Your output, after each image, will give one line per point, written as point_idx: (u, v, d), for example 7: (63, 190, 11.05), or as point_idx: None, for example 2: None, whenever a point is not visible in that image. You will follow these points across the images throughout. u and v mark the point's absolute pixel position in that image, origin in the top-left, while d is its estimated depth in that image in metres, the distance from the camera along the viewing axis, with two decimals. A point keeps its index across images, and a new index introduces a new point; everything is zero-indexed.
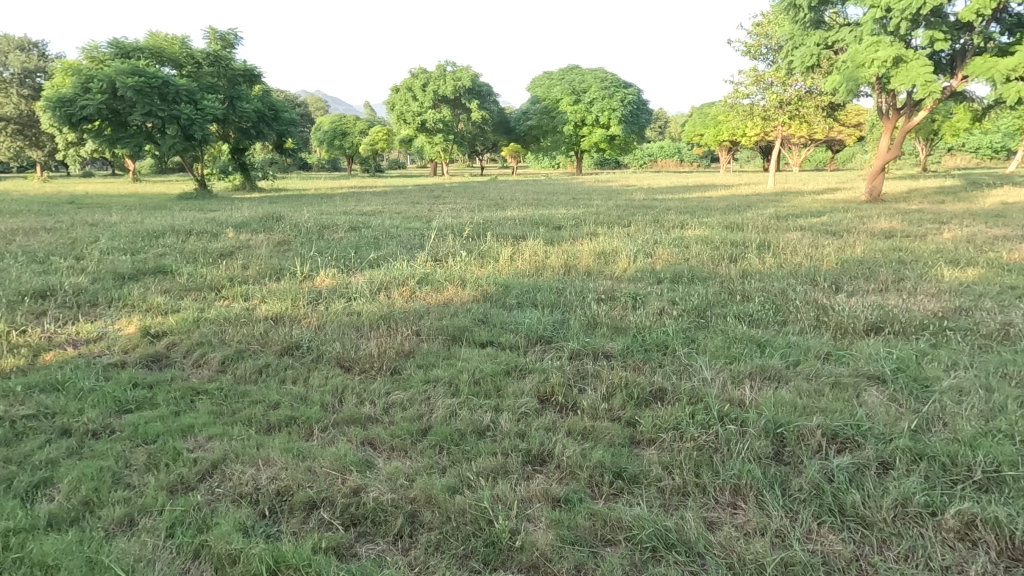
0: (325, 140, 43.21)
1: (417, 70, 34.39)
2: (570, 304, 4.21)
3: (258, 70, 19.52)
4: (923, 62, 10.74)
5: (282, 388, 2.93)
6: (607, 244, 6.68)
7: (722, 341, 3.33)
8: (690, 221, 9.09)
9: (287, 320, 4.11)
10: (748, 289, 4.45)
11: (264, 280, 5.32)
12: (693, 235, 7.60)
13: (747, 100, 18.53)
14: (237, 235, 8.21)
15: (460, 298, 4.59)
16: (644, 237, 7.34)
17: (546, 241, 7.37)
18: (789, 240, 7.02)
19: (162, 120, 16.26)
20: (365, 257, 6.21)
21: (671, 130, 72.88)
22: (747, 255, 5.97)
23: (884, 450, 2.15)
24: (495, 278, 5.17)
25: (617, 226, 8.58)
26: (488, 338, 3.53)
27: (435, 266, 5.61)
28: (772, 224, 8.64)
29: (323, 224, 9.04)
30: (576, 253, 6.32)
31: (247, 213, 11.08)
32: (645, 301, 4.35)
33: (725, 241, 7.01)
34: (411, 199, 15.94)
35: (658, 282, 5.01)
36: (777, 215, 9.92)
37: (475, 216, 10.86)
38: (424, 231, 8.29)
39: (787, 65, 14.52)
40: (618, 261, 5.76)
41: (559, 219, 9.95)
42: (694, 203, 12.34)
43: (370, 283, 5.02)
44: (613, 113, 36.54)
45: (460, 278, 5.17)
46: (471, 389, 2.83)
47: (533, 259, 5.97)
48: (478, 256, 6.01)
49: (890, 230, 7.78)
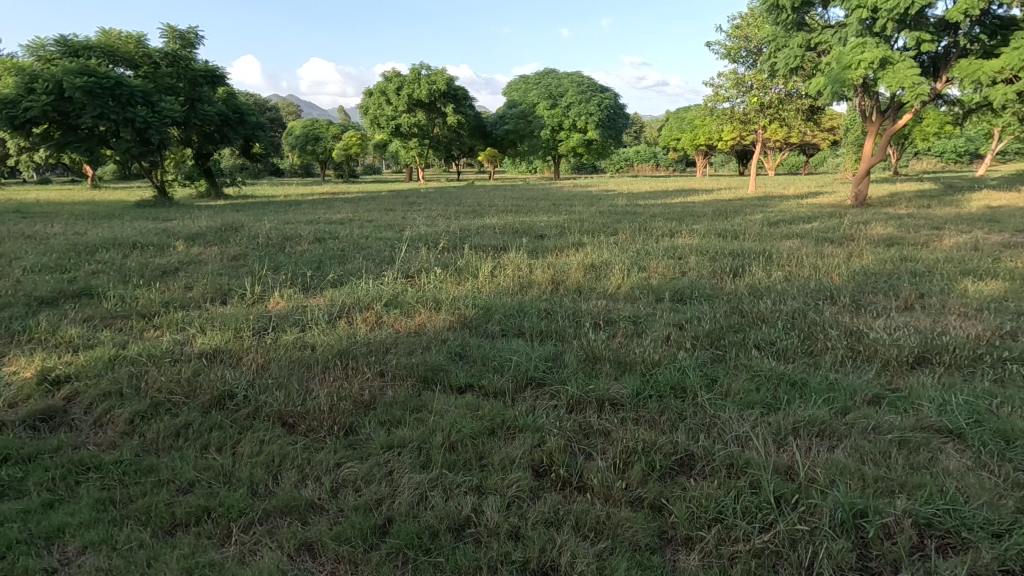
0: (297, 145, 42.08)
1: (390, 73, 33.64)
2: (563, 332, 3.62)
3: (219, 71, 18.59)
4: (910, 64, 10.45)
5: (199, 460, 2.25)
6: (597, 255, 6.11)
7: (750, 382, 2.77)
8: (679, 229, 8.62)
9: (225, 356, 3.41)
10: (763, 309, 3.93)
11: (207, 304, 4.60)
12: (687, 244, 7.09)
13: (727, 104, 18.20)
14: (188, 248, 7.42)
15: (435, 325, 3.96)
16: (634, 248, 6.81)
17: (529, 253, 6.79)
18: (788, 249, 6.57)
19: (115, 123, 15.25)
20: (328, 274, 5.53)
21: (647, 134, 73.29)
22: (749, 267, 5.47)
23: (1005, 552, 1.60)
24: (474, 299, 4.55)
25: (604, 235, 8.05)
26: (468, 381, 2.91)
27: (406, 284, 4.97)
28: (765, 231, 8.23)
29: (286, 235, 8.31)
30: (564, 266, 5.75)
31: (205, 223, 10.27)
32: (648, 326, 3.78)
33: (722, 251, 6.51)
34: (384, 206, 15.27)
35: (658, 301, 4.45)
36: (768, 221, 9.53)
37: (452, 224, 10.24)
38: (396, 242, 7.64)
39: (769, 67, 14.25)
40: (611, 275, 5.20)
41: (540, 226, 9.41)
42: (680, 209, 11.93)
43: (331, 308, 4.36)
44: (590, 117, 36.31)
45: (434, 298, 4.54)
46: (446, 459, 2.21)
47: (516, 275, 5.37)
48: (455, 272, 5.40)
49: (889, 237, 7.40)
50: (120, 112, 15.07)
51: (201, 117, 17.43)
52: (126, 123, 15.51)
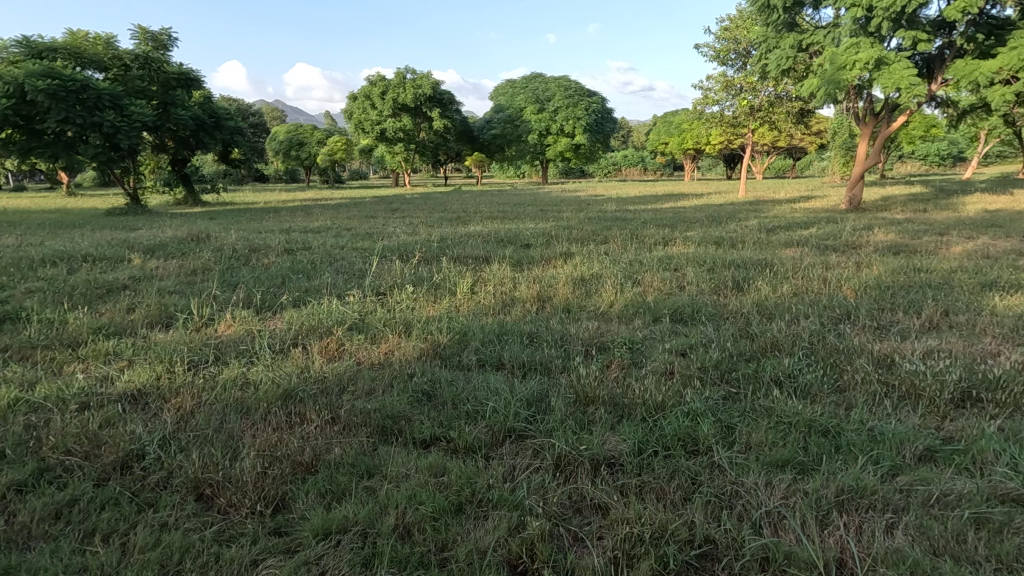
0: (280, 151, 41.33)
1: (375, 77, 33.09)
2: (550, 364, 3.12)
3: (194, 73, 17.93)
4: (906, 65, 10.16)
5: (74, 557, 1.71)
6: (587, 267, 5.63)
7: (774, 432, 2.29)
8: (672, 237, 8.18)
9: (150, 399, 2.86)
10: (777, 333, 3.46)
11: (146, 328, 4.04)
12: (682, 254, 6.64)
13: (717, 107, 17.89)
14: (144, 262, 6.83)
15: (403, 355, 3.44)
16: (626, 258, 6.37)
17: (514, 265, 6.30)
18: (790, 259, 6.14)
19: (82, 127, 14.56)
20: (291, 292, 4.99)
21: (635, 139, 73.38)
22: (752, 280, 5.02)
23: None
24: (451, 320, 4.05)
25: (594, 244, 7.61)
26: (434, 431, 2.41)
27: (376, 303, 4.46)
28: (762, 238, 7.83)
29: (254, 247, 7.74)
30: (551, 280, 5.26)
31: (170, 233, 9.63)
32: (648, 354, 3.29)
33: (720, 261, 6.08)
34: (366, 213, 14.77)
35: (656, 321, 3.98)
36: (763, 228, 9.13)
37: (434, 232, 9.72)
38: (373, 253, 7.12)
39: (760, 69, 13.93)
40: (603, 291, 4.72)
41: (527, 234, 8.94)
42: (672, 215, 11.51)
43: (285, 334, 3.82)
44: (578, 122, 36.01)
45: (405, 320, 4.04)
46: (398, 553, 1.70)
47: (499, 291, 4.87)
48: (430, 288, 4.89)
49: (893, 244, 7.01)
50: (87, 116, 14.39)
51: (175, 121, 16.78)
52: (94, 127, 14.83)
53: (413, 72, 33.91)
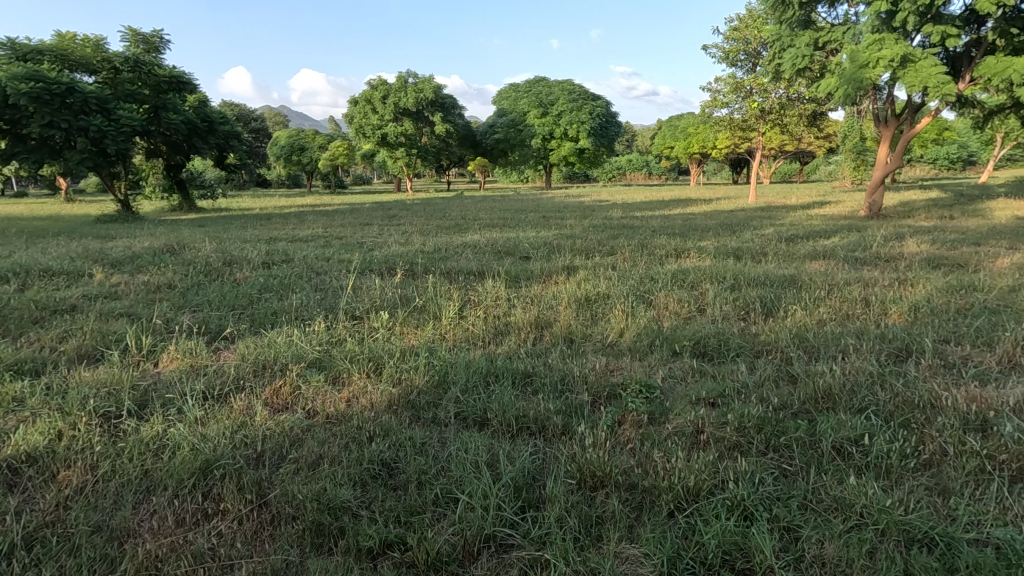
0: (281, 156, 40.96)
1: (376, 82, 32.60)
2: (545, 421, 2.48)
3: (186, 76, 17.42)
4: (933, 62, 9.51)
5: None
6: (592, 285, 4.99)
7: (857, 544, 1.64)
8: (685, 248, 7.53)
9: (31, 472, 2.22)
10: (828, 375, 2.81)
11: (73, 364, 3.43)
12: (697, 269, 6.00)
13: (726, 110, 17.25)
14: (108, 277, 6.24)
15: (367, 405, 2.80)
16: (635, 274, 5.73)
17: (511, 282, 5.66)
18: (820, 275, 5.47)
19: (67, 132, 14.06)
20: (255, 318, 4.38)
21: (640, 143, 72.87)
22: (783, 303, 4.35)
23: None
24: (431, 353, 3.42)
25: (599, 256, 6.98)
26: (387, 535, 1.78)
27: (348, 332, 3.84)
28: (783, 250, 7.19)
29: (230, 259, 7.14)
30: (552, 301, 4.62)
31: (148, 242, 9.05)
32: (670, 405, 2.64)
33: (743, 276, 5.42)
34: (362, 220, 14.24)
35: (677, 357, 3.35)
36: (782, 237, 8.47)
37: (428, 242, 9.11)
38: (358, 267, 6.53)
39: (773, 68, 13.29)
40: (612, 316, 4.07)
41: (527, 244, 8.33)
42: (682, 223, 10.86)
43: (232, 373, 3.19)
44: (582, 126, 35.45)
45: (377, 353, 3.41)
46: None
47: (492, 315, 4.23)
48: (412, 312, 4.26)
49: (931, 256, 6.33)
50: (72, 119, 13.88)
51: (166, 126, 16.30)
52: (80, 131, 14.31)
53: (415, 76, 33.41)
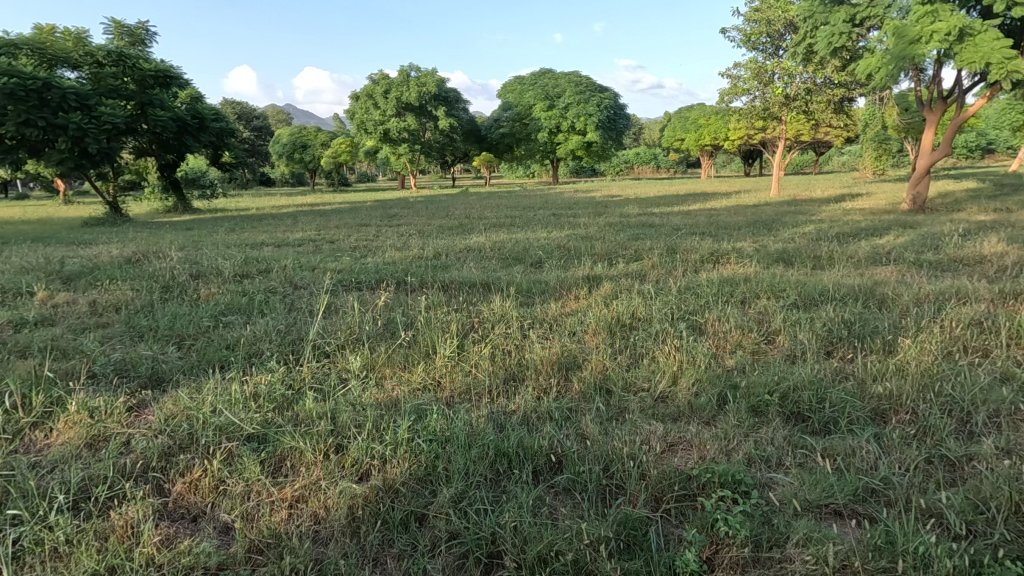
0: (283, 154, 40.17)
1: (377, 76, 31.61)
2: (590, 566, 1.55)
3: (174, 69, 16.52)
4: (995, 36, 8.44)
5: None
6: (623, 305, 4.03)
7: None
8: (720, 250, 6.56)
9: None
10: (1017, 467, 1.86)
11: None
12: (743, 280, 5.05)
13: (746, 97, 16.19)
14: (49, 296, 5.31)
15: (318, 520, 1.88)
16: (670, 289, 4.78)
17: (523, 298, 4.72)
18: (900, 285, 4.49)
19: (46, 131, 13.21)
20: (202, 360, 3.47)
21: (647, 136, 71.61)
22: (876, 328, 3.39)
23: None
24: (417, 418, 2.50)
25: (623, 263, 6.03)
26: None
27: (310, 385, 2.92)
28: (836, 252, 6.22)
29: (199, 270, 6.22)
30: (575, 331, 3.69)
31: (117, 250, 8.14)
32: (780, 526, 1.71)
33: (804, 288, 4.45)
34: (360, 220, 13.39)
35: (759, 423, 2.41)
36: (827, 236, 7.48)
37: (427, 246, 8.20)
38: (344, 282, 5.62)
39: (803, 49, 12.22)
40: (657, 353, 3.13)
41: (538, 247, 7.40)
42: (707, 220, 9.89)
43: (136, 452, 2.28)
44: (589, 118, 34.38)
45: (343, 419, 2.48)
46: None
47: (502, 350, 3.29)
48: (398, 348, 3.32)
49: (1018, 258, 5.35)
50: (51, 117, 12.99)
51: (153, 123, 15.41)
52: (60, 130, 13.45)
53: (417, 70, 32.46)
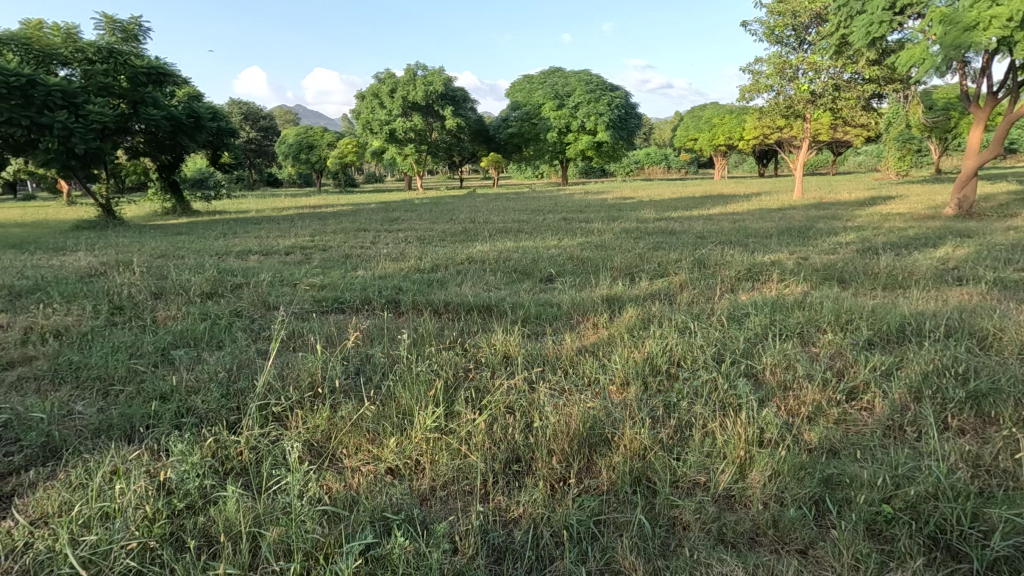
0: (289, 154, 39.67)
1: (383, 75, 30.94)
2: None
3: (169, 66, 15.88)
4: None
5: None
6: (656, 343, 3.24)
7: None
8: (757, 265, 5.76)
9: None
10: None
11: None
12: (794, 305, 4.23)
13: (769, 94, 15.31)
14: None
15: None
16: (707, 318, 3.98)
17: (531, 329, 3.95)
18: (994, 315, 3.66)
19: (30, 130, 12.58)
20: (120, 420, 2.72)
21: (658, 136, 70.88)
22: (1000, 386, 2.57)
23: None
24: (376, 544, 1.72)
25: (646, 281, 5.24)
26: None
27: (242, 477, 2.16)
28: (893, 267, 5.40)
29: (163, 286, 5.48)
30: (598, 382, 2.90)
31: (87, 259, 7.44)
32: None
33: (876, 318, 3.63)
34: (359, 224, 12.69)
35: (884, 561, 1.61)
36: (875, 248, 6.62)
37: (427, 255, 7.46)
38: (324, 305, 4.88)
39: (835, 41, 11.33)
40: (709, 421, 2.35)
41: (549, 258, 6.63)
42: (732, 226, 9.07)
43: None
44: (600, 118, 33.55)
45: (269, 543, 1.70)
46: None
47: (504, 414, 2.52)
48: (369, 408, 2.56)
49: None
50: (35, 116, 12.38)
51: (145, 121, 14.76)
52: (45, 129, 12.83)
53: (424, 69, 31.78)
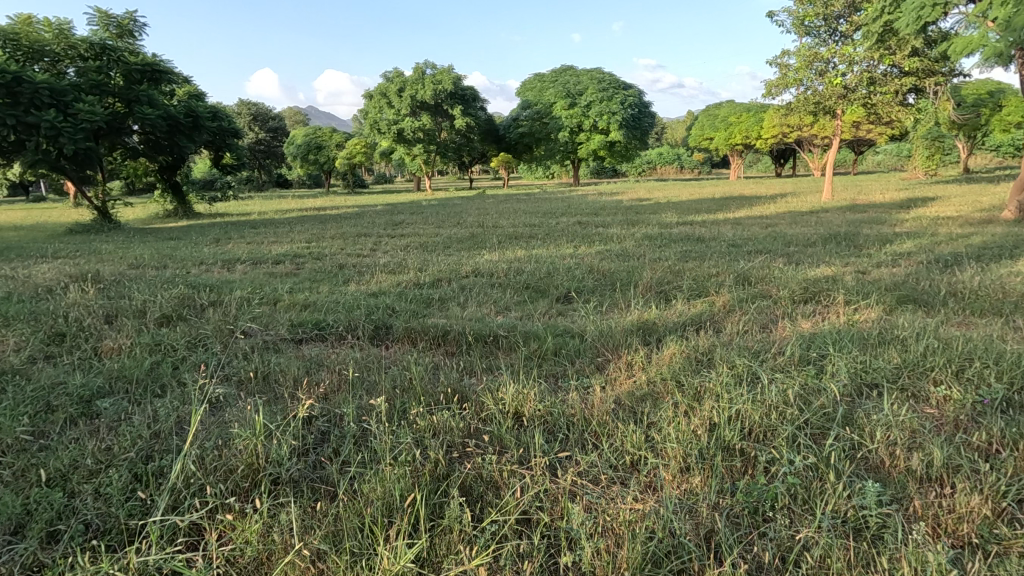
0: (297, 155, 39.14)
1: (391, 74, 30.28)
2: None
3: (166, 63, 15.22)
4: None
5: None
6: (720, 404, 2.39)
7: None
8: (812, 281, 4.89)
9: None
10: None
11: None
12: (879, 339, 3.36)
13: (796, 89, 14.36)
14: None
15: None
16: (773, 358, 3.13)
17: (548, 372, 3.12)
18: None
19: (16, 129, 11.93)
20: None
21: (670, 136, 69.85)
22: None
23: None
24: None
25: (684, 302, 4.38)
26: None
27: None
28: (978, 285, 4.49)
29: (118, 306, 4.71)
30: (646, 468, 2.08)
31: (54, 270, 6.72)
32: None
33: (1002, 365, 2.76)
34: (360, 228, 11.95)
35: None
36: (943, 259, 5.72)
37: (429, 265, 6.68)
38: (298, 332, 4.08)
39: (875, 28, 10.42)
40: (833, 560, 1.54)
41: (565, 271, 5.81)
42: (766, 233, 8.21)
43: None
44: (613, 117, 32.66)
45: None
46: None
47: (517, 533, 1.72)
48: (321, 522, 1.77)
49: None
50: (21, 115, 11.75)
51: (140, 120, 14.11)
52: (33, 128, 12.18)
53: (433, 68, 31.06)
